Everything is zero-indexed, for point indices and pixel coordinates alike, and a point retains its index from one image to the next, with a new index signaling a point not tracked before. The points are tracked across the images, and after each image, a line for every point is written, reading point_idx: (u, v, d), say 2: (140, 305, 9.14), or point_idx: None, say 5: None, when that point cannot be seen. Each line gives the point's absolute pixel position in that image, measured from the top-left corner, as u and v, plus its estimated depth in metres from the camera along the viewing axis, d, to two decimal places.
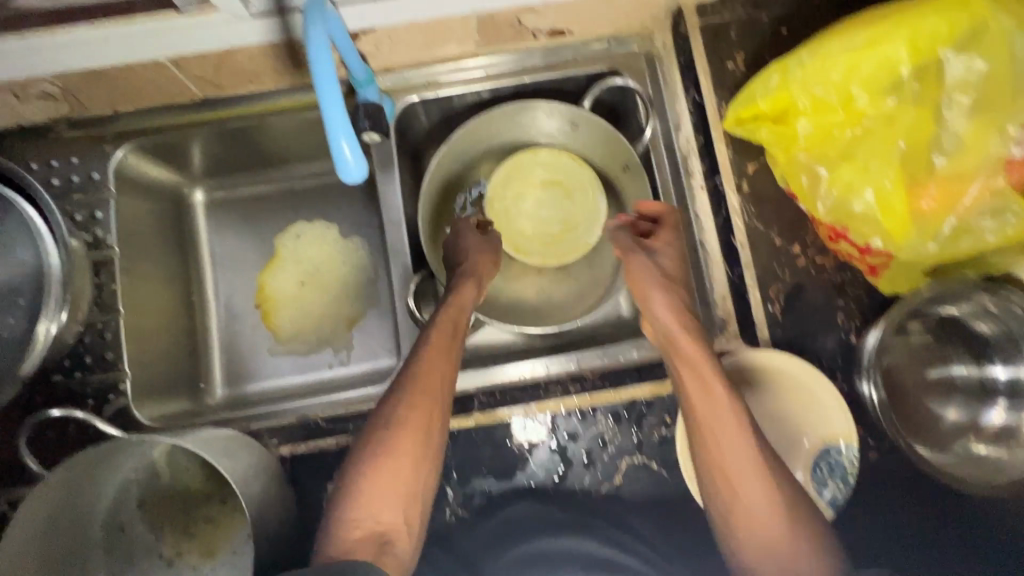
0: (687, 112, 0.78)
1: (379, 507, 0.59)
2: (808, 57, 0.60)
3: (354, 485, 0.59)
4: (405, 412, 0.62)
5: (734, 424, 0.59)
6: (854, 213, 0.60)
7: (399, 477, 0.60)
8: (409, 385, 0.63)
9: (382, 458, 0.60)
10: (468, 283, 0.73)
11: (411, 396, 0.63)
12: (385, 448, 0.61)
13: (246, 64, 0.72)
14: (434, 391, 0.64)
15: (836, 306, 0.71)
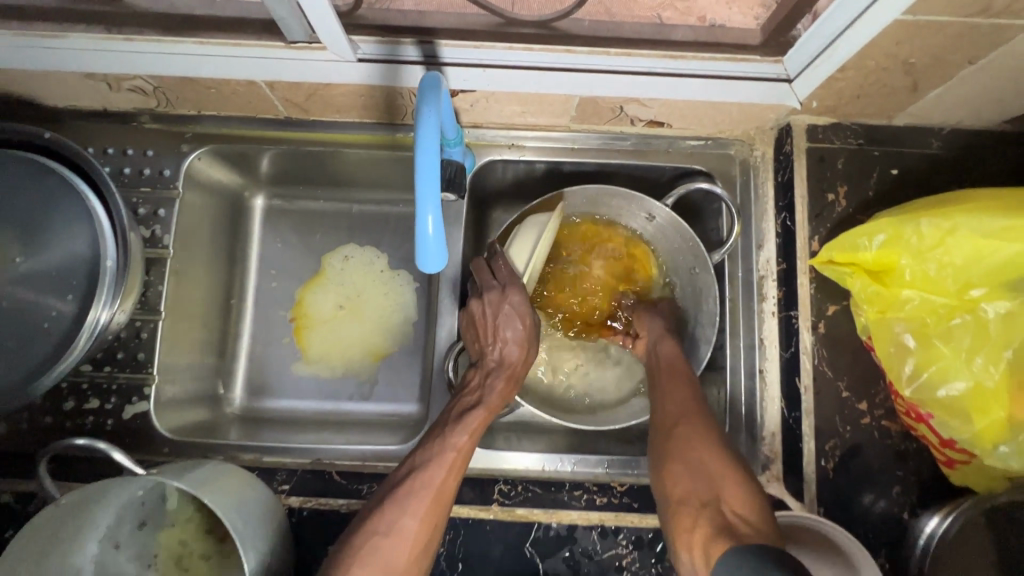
0: (773, 233, 0.74)
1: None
2: (928, 226, 0.54)
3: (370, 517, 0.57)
4: (404, 520, 0.57)
5: (717, 464, 0.58)
6: (943, 403, 0.54)
7: (408, 533, 0.57)
8: (412, 496, 0.58)
9: (378, 558, 0.55)
10: (493, 396, 0.67)
11: (415, 509, 0.58)
12: (382, 545, 0.56)
13: (340, 97, 0.71)
14: (433, 516, 0.58)
15: (895, 477, 0.65)
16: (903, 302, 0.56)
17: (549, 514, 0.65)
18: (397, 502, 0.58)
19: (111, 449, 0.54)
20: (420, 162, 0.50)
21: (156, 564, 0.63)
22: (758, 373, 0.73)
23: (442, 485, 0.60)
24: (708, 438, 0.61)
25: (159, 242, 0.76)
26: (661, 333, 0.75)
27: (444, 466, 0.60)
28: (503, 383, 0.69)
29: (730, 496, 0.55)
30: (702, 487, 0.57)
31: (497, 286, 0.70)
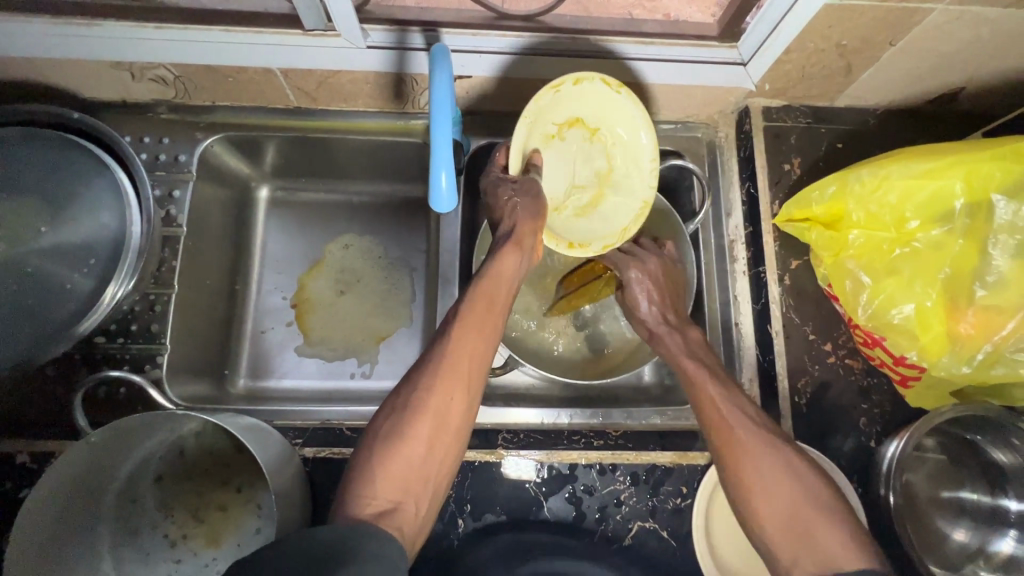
0: (740, 202, 0.83)
1: (405, 462, 0.54)
2: (867, 175, 0.63)
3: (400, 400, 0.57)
4: (426, 396, 0.56)
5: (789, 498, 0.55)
6: (894, 324, 0.62)
7: (438, 414, 0.55)
8: (448, 374, 0.57)
9: (411, 428, 0.55)
10: (499, 265, 0.63)
11: (436, 383, 0.56)
12: (405, 421, 0.55)
13: (347, 84, 0.78)
14: (463, 388, 0.57)
15: (860, 409, 0.73)
16: (851, 241, 0.64)
17: (550, 455, 0.69)
18: (420, 380, 0.57)
19: (146, 383, 0.66)
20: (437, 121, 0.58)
21: (174, 516, 0.64)
22: (733, 325, 0.79)
23: (463, 365, 0.58)
24: (797, 468, 0.57)
25: (173, 221, 0.81)
26: (707, 379, 0.64)
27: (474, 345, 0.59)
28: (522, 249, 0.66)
29: (833, 550, 0.51)
30: (796, 524, 0.53)
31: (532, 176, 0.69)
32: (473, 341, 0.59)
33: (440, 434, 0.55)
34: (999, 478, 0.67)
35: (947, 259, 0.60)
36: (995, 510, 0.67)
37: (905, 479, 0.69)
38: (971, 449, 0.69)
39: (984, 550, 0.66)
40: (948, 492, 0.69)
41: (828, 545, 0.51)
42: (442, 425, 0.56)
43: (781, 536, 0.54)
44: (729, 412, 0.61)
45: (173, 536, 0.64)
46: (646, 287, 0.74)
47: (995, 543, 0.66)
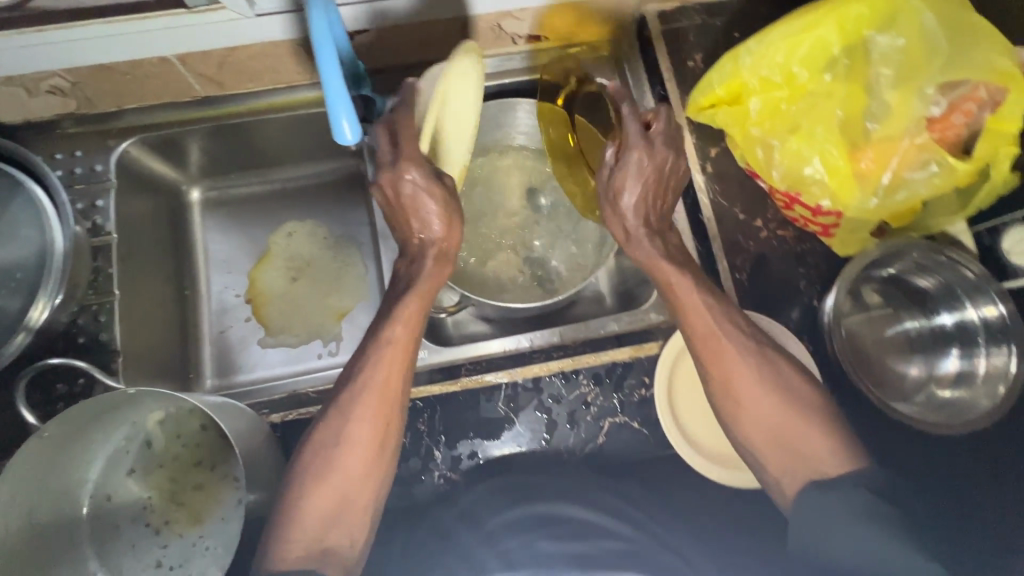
0: (655, 106, 0.85)
1: (324, 498, 0.59)
2: (754, 44, 0.64)
3: (314, 438, 0.61)
4: (348, 430, 0.61)
5: (773, 410, 0.62)
6: (805, 177, 0.65)
7: (355, 446, 0.61)
8: (358, 409, 0.61)
9: (325, 467, 0.60)
10: (423, 279, 0.67)
11: (366, 411, 0.61)
12: (338, 452, 0.60)
13: (248, 60, 0.78)
14: (375, 417, 0.61)
15: (799, 274, 0.76)
16: (752, 110, 0.66)
17: (514, 373, 0.71)
18: (336, 416, 0.62)
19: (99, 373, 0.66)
20: (319, 44, 0.58)
21: (152, 506, 0.64)
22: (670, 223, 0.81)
23: (390, 385, 0.62)
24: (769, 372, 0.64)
25: (101, 230, 0.80)
26: (692, 301, 0.66)
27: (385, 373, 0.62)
28: (432, 264, 0.68)
29: (815, 443, 0.60)
30: (782, 426, 0.62)
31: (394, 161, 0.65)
32: (380, 369, 0.62)
33: (375, 456, 0.61)
34: (929, 302, 0.72)
35: (838, 101, 0.64)
36: (934, 334, 0.71)
37: (850, 329, 0.73)
38: (901, 284, 0.73)
39: (934, 373, 0.70)
40: (893, 329, 0.73)
41: (808, 446, 0.60)
42: (355, 456, 0.60)
43: (766, 446, 0.62)
44: (731, 337, 0.65)
45: (155, 524, 0.64)
46: (639, 172, 0.68)
47: (942, 364, 0.70)
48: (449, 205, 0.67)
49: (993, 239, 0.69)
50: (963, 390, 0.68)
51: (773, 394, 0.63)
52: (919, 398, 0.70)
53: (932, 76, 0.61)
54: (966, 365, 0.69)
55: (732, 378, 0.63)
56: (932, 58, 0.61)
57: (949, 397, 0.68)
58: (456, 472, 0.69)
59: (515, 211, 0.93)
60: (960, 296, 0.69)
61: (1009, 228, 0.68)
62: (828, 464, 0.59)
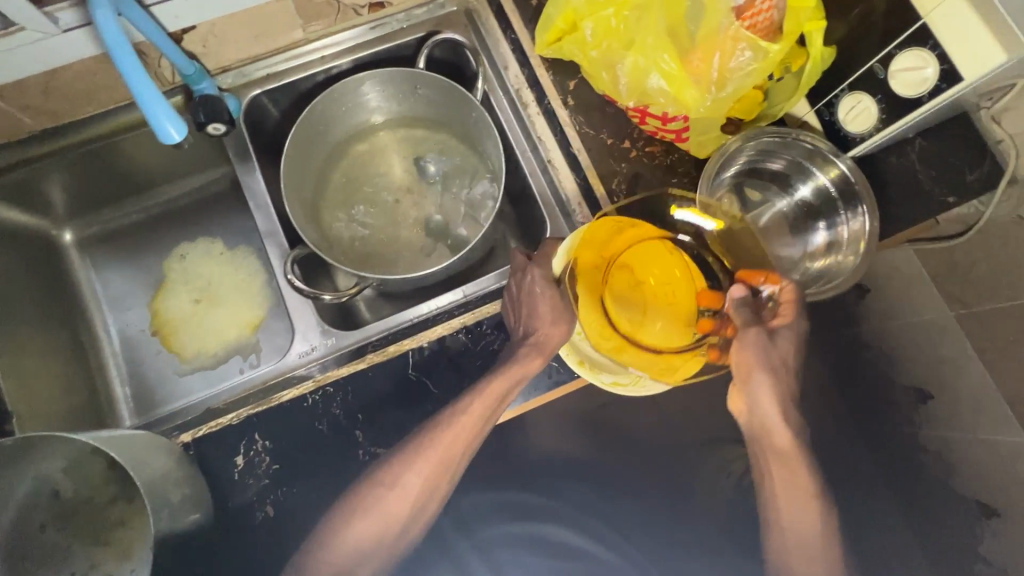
0: (510, 52, 0.85)
1: (360, 532, 0.65)
2: None
3: (377, 474, 0.66)
4: (404, 475, 0.65)
5: (801, 476, 0.71)
6: (648, 89, 0.68)
7: (401, 498, 0.66)
8: (420, 460, 0.65)
9: (372, 500, 0.65)
10: (514, 367, 0.68)
11: (426, 466, 0.66)
12: (382, 506, 0.65)
13: (74, 81, 0.74)
14: (436, 473, 0.66)
15: (672, 184, 0.78)
16: (588, 33, 0.68)
17: (418, 339, 0.72)
18: (399, 458, 0.66)
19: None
20: (108, 35, 0.57)
21: (76, 552, 0.63)
22: (548, 163, 0.81)
23: (454, 448, 0.66)
24: (789, 408, 0.71)
25: None
26: (780, 360, 0.70)
27: (456, 433, 0.66)
28: (532, 356, 0.68)
29: (806, 517, 0.70)
30: (772, 455, 0.71)
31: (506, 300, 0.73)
32: (448, 431, 0.66)
33: (419, 507, 0.67)
34: (787, 182, 0.77)
35: (658, 11, 0.64)
36: (799, 209, 0.77)
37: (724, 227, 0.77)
38: (759, 171, 0.77)
39: (807, 249, 0.76)
40: (765, 216, 0.78)
41: (806, 520, 0.70)
42: (399, 503, 0.66)
43: (799, 510, 0.70)
44: (779, 391, 0.70)
45: (83, 569, 0.62)
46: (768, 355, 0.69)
47: (813, 240, 0.76)
48: (556, 315, 0.71)
49: (831, 113, 0.72)
50: (834, 256, 0.74)
51: (787, 421, 0.71)
52: (797, 274, 0.75)
53: None
54: (831, 234, 0.75)
55: (772, 424, 0.71)
56: None
57: (821, 267, 0.74)
58: (382, 446, 0.69)
59: (402, 186, 0.94)
60: (811, 170, 0.74)
61: (840, 99, 0.71)
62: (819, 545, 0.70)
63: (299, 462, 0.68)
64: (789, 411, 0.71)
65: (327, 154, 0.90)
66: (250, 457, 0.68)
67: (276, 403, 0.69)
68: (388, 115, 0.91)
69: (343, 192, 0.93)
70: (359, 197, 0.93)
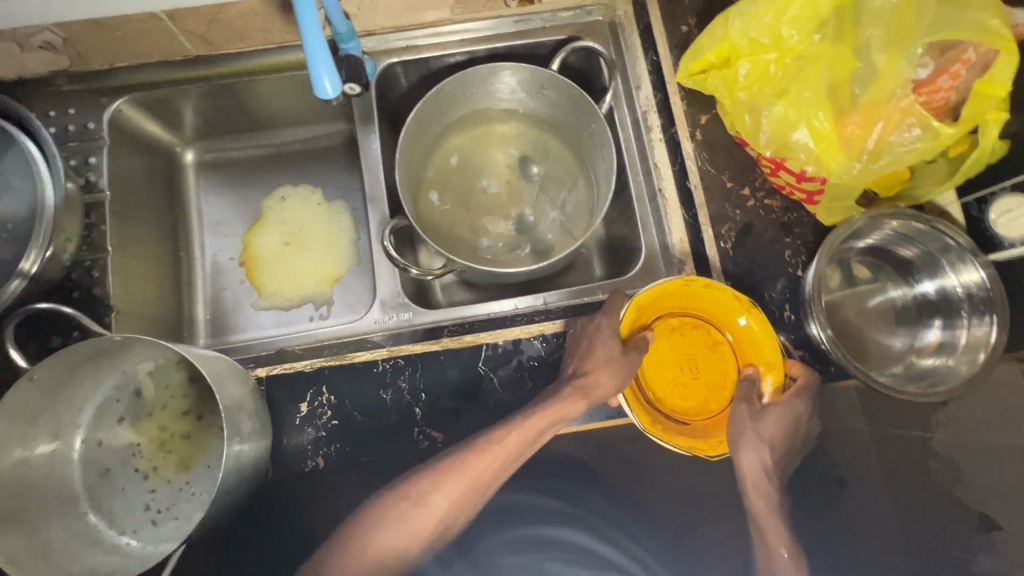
0: (647, 72, 0.84)
1: (383, 540, 0.66)
2: (745, 6, 0.64)
3: (406, 483, 0.68)
4: (431, 493, 0.67)
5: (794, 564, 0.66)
6: (791, 143, 0.64)
7: (428, 516, 0.67)
8: (447, 480, 0.67)
9: (399, 509, 0.67)
10: (552, 408, 0.68)
11: (458, 485, 0.67)
12: (419, 505, 0.67)
13: (237, 19, 0.78)
14: (465, 496, 0.67)
15: (783, 243, 0.75)
16: (740, 73, 0.66)
17: (494, 335, 0.73)
18: (427, 473, 0.68)
19: (81, 315, 0.67)
20: None
21: (142, 451, 0.66)
22: (658, 192, 0.79)
23: (486, 475, 0.67)
24: (760, 480, 0.69)
25: (95, 186, 0.81)
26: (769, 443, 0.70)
27: (486, 460, 0.67)
28: (570, 389, 0.69)
29: None
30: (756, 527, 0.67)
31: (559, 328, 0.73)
32: (481, 455, 0.67)
33: (448, 522, 0.68)
34: (910, 270, 0.73)
35: (825, 65, 0.62)
36: (917, 301, 0.72)
37: (830, 299, 0.73)
38: (881, 253, 0.74)
39: (916, 344, 0.71)
40: (878, 301, 0.73)
41: None
42: (427, 519, 0.67)
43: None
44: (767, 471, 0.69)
45: (144, 469, 0.66)
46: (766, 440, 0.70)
47: (924, 336, 0.71)
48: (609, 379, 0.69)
49: (981, 209, 0.70)
50: (946, 359, 0.69)
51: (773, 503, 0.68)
52: (901, 369, 0.70)
53: (925, 32, 0.59)
54: (948, 335, 0.70)
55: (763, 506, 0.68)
56: (921, 11, 0.59)
57: (929, 365, 0.69)
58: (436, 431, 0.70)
59: (503, 178, 0.94)
60: (942, 263, 0.70)
61: (997, 196, 0.68)
62: None
63: (355, 424, 0.70)
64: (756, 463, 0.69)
65: (440, 133, 0.91)
66: (314, 406, 0.70)
67: (348, 361, 0.72)
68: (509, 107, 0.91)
69: (447, 172, 0.93)
70: (459, 180, 0.94)
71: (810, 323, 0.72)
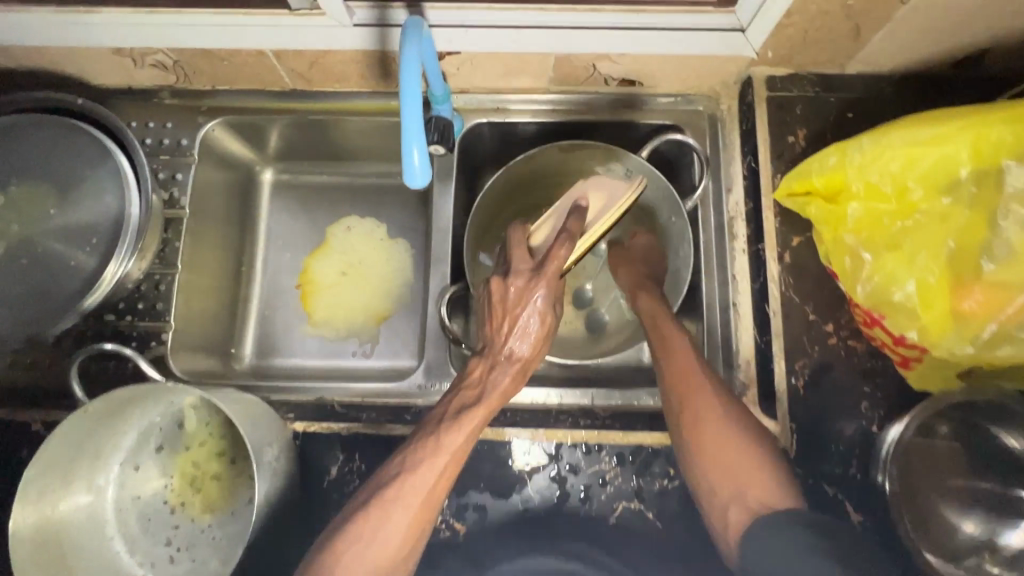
0: (741, 177, 0.80)
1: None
2: (869, 144, 0.60)
3: (364, 499, 0.60)
4: (388, 506, 0.58)
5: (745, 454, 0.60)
6: (893, 301, 0.59)
7: (391, 536, 0.57)
8: (399, 483, 0.59)
9: (359, 534, 0.57)
10: (498, 391, 0.64)
11: (407, 513, 0.58)
12: (385, 517, 0.58)
13: (338, 64, 0.78)
14: (429, 499, 0.59)
15: (861, 392, 0.69)
16: (851, 215, 0.62)
17: (536, 434, 0.70)
18: (379, 481, 0.61)
19: (135, 355, 0.66)
20: (405, 83, 0.57)
21: (172, 484, 0.67)
22: (731, 305, 0.77)
23: (442, 468, 0.60)
24: (692, 376, 0.65)
25: (177, 203, 0.84)
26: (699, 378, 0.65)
27: (446, 454, 0.60)
28: (519, 253, 0.69)
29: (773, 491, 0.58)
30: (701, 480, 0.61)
31: (517, 245, 0.70)
32: (429, 448, 0.61)
33: (418, 537, 0.58)
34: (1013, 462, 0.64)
35: (950, 231, 0.57)
36: (1011, 498, 0.63)
37: (909, 463, 0.65)
38: (984, 434, 0.65)
39: (993, 543, 0.62)
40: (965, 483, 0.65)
41: (736, 459, 0.60)
42: (391, 541, 0.57)
43: (747, 474, 0.59)
44: (702, 399, 0.64)
45: (172, 502, 0.67)
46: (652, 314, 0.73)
47: (1005, 536, 0.62)
48: (552, 306, 0.67)
49: None
50: None
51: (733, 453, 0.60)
52: (967, 563, 0.62)
53: None
54: None
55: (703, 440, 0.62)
56: None
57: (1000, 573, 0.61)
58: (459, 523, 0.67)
59: None
60: None
61: None
62: (761, 492, 0.58)
63: None
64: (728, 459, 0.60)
65: (513, 198, 0.90)
66: (343, 473, 0.70)
67: (385, 432, 0.71)
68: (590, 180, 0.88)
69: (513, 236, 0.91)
70: None
71: (877, 473, 0.66)
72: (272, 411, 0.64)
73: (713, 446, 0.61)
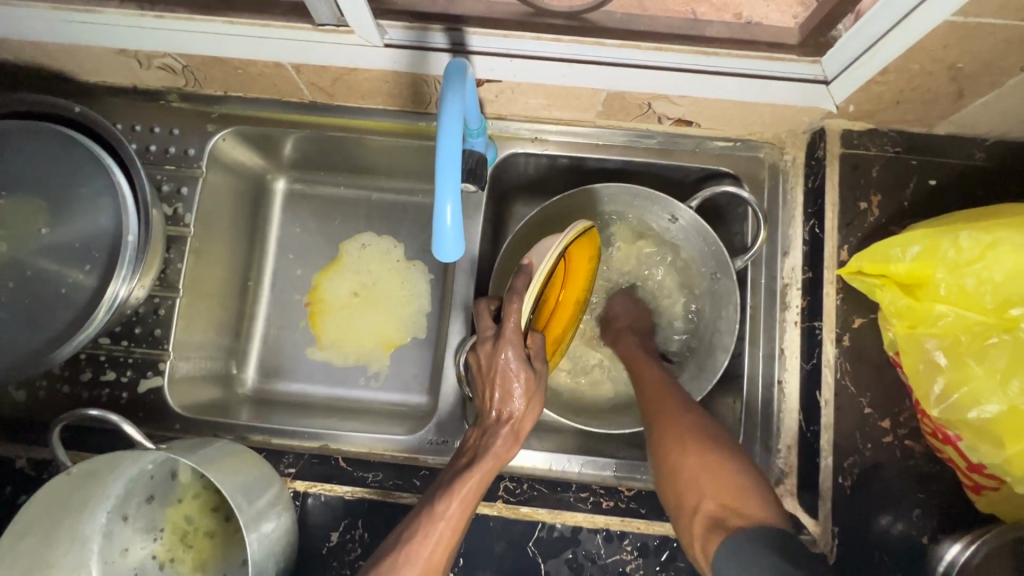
0: (800, 241, 0.73)
1: None
2: (969, 240, 0.52)
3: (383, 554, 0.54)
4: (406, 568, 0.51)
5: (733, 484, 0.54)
6: (976, 426, 0.53)
7: None
8: (414, 542, 0.52)
9: None
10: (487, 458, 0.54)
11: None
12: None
13: (363, 82, 0.71)
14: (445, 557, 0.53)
15: (915, 500, 0.62)
16: (936, 318, 0.54)
17: (553, 515, 0.65)
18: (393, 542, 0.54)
19: (122, 420, 0.56)
20: (442, 149, 0.48)
21: (161, 538, 0.65)
22: (776, 383, 0.72)
23: (452, 526, 0.53)
24: (671, 406, 0.62)
25: (181, 221, 0.78)
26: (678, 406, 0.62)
27: (453, 512, 0.53)
28: (486, 317, 0.59)
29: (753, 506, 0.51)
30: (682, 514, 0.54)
31: (485, 306, 0.60)
32: (434, 505, 0.54)
33: None
34: None
35: None
36: None
37: None
38: None
39: None
40: None
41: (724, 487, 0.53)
42: None
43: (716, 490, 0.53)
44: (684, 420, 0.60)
45: (161, 557, 0.65)
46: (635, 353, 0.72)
47: None
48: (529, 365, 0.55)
49: None
50: None
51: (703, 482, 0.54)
52: None
53: None
54: None
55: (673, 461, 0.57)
56: None
57: None
58: None
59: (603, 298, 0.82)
60: None
61: None
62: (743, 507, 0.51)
63: None
64: (698, 487, 0.55)
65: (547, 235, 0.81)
66: (344, 539, 0.66)
67: (392, 500, 0.67)
68: (633, 222, 0.81)
69: None
70: None
71: None
72: (274, 475, 0.59)
73: (690, 470, 0.56)
